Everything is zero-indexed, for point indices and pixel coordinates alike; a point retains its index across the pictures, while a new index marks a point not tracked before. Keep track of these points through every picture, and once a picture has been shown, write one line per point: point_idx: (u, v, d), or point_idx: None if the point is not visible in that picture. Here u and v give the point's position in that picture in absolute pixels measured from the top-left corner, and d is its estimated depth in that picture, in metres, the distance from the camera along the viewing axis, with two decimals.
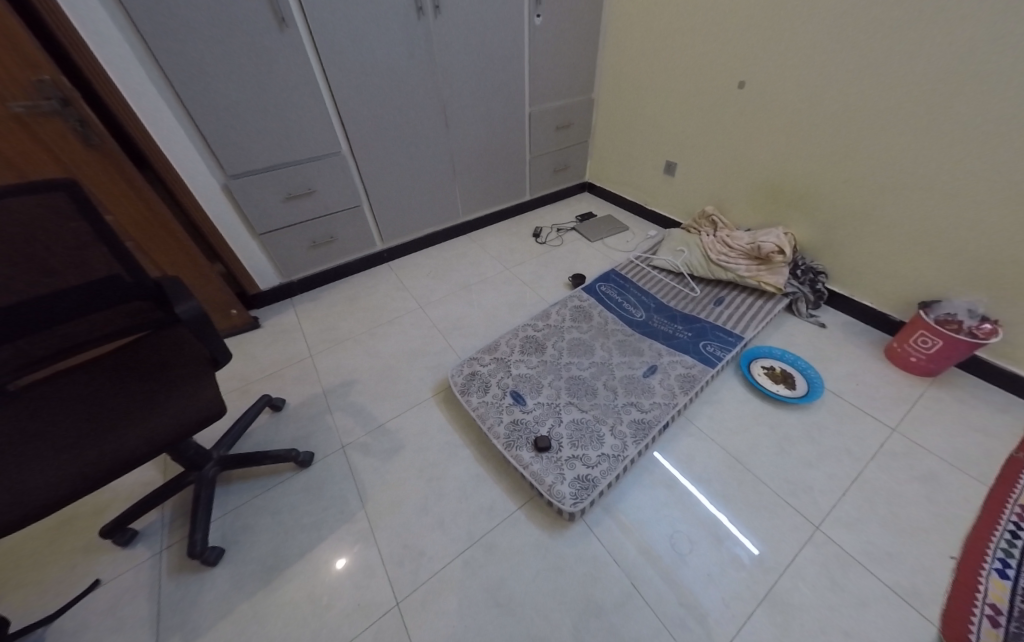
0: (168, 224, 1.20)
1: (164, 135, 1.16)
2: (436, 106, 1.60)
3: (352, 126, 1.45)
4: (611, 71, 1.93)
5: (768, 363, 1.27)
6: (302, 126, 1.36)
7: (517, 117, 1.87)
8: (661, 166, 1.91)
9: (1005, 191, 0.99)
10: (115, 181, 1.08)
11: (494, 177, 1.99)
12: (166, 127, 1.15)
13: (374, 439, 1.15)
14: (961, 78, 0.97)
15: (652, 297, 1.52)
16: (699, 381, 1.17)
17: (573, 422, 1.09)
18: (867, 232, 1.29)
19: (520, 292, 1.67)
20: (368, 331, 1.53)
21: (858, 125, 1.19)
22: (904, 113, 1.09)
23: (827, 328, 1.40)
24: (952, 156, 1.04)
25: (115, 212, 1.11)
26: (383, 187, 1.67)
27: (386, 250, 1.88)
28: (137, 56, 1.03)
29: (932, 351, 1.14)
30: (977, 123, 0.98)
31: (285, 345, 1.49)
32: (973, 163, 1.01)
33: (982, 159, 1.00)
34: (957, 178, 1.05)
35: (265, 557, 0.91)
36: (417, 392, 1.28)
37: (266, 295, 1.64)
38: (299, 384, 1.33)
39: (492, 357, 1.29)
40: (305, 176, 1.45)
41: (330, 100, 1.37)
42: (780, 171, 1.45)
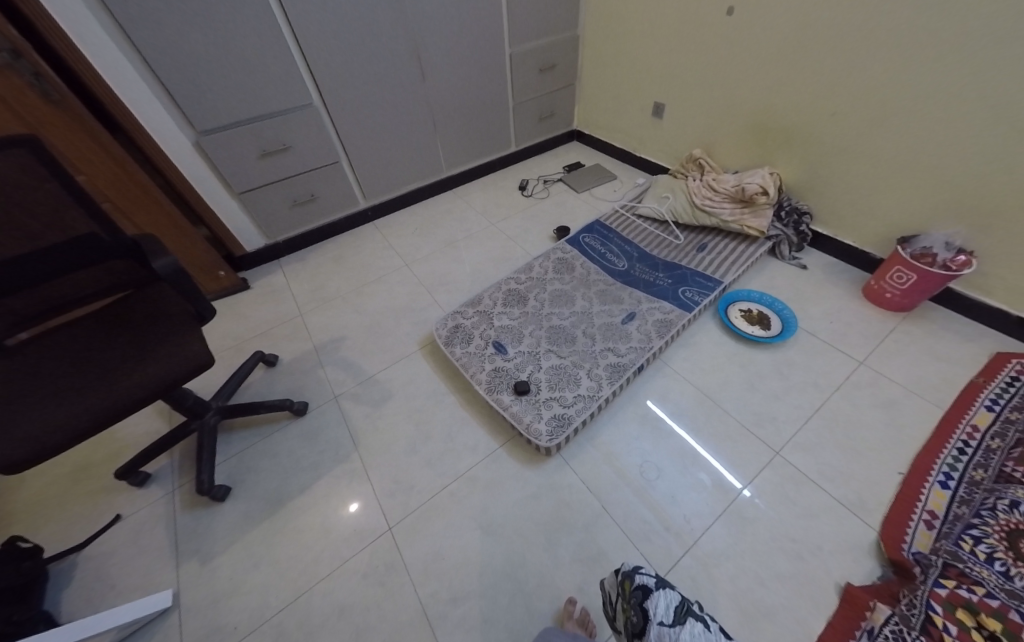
0: (145, 185, 1.19)
1: (125, 90, 1.12)
2: (409, 49, 1.51)
3: (321, 74, 1.38)
4: (597, 1, 1.78)
5: (745, 306, 1.29)
6: (267, 76, 1.29)
7: (497, 60, 1.77)
8: (650, 109, 1.82)
9: (996, 116, 0.94)
10: (83, 141, 1.06)
11: (477, 128, 1.92)
12: (125, 82, 1.11)
13: (364, 388, 1.22)
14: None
15: (636, 246, 1.51)
16: (675, 325, 1.20)
17: (551, 367, 1.13)
18: (854, 168, 1.25)
19: (505, 247, 1.66)
20: (355, 290, 1.55)
21: (850, 49, 1.12)
22: (897, 33, 1.02)
23: (807, 270, 1.41)
24: (944, 79, 0.99)
25: (89, 174, 1.10)
26: (361, 142, 1.62)
27: (369, 209, 1.85)
28: (87, 6, 0.97)
29: (906, 286, 1.15)
30: (972, 41, 0.92)
31: (276, 306, 1.52)
32: (966, 86, 0.96)
33: (975, 81, 0.94)
34: (948, 104, 1.00)
35: (269, 493, 1.00)
36: (404, 345, 1.32)
37: (253, 257, 1.65)
38: (291, 342, 1.38)
39: (475, 310, 1.31)
40: (277, 131, 1.41)
41: (294, 45, 1.29)
42: (770, 106, 1.39)
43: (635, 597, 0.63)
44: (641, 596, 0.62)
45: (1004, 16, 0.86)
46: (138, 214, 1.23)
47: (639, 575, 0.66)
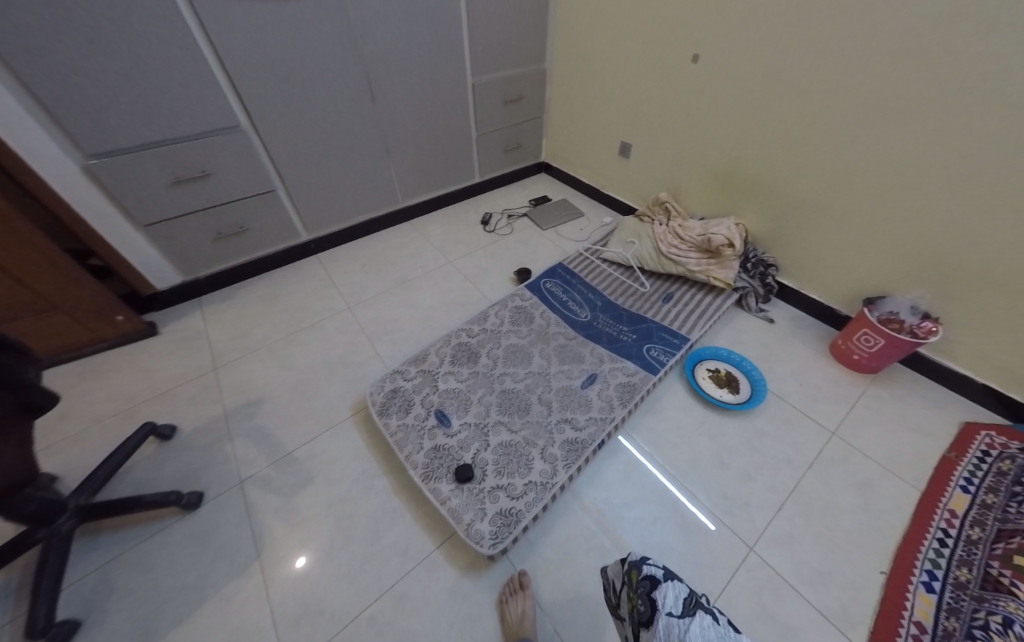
0: (21, 228, 0.98)
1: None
2: (358, 73, 1.37)
3: (250, 95, 1.21)
4: (563, 40, 1.74)
5: (712, 365, 1.21)
6: (181, 95, 1.11)
7: (458, 90, 1.66)
8: (617, 148, 1.77)
9: (969, 189, 0.90)
10: None
11: (437, 157, 1.79)
12: None
13: (277, 472, 1.02)
14: (929, 58, 0.86)
15: (599, 294, 1.42)
16: (638, 390, 1.09)
17: (501, 446, 0.98)
18: (822, 225, 1.22)
19: (461, 289, 1.52)
20: (284, 338, 1.34)
21: (818, 108, 1.08)
22: (865, 96, 0.99)
23: (776, 324, 1.35)
24: (912, 147, 0.95)
25: None
26: (301, 171, 1.45)
27: (313, 241, 1.66)
28: None
29: (874, 350, 1.10)
30: (943, 111, 0.88)
31: (185, 357, 1.29)
32: (936, 155, 0.92)
33: (945, 152, 0.91)
34: (918, 172, 0.97)
35: (133, 626, 0.78)
36: (333, 412, 1.14)
37: (166, 295, 1.41)
38: (196, 406, 1.16)
39: (418, 370, 1.15)
40: (194, 157, 1.21)
41: (215, 62, 1.12)
42: (735, 157, 1.35)
43: None
44: None
45: (975, 89, 0.83)
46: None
47: None
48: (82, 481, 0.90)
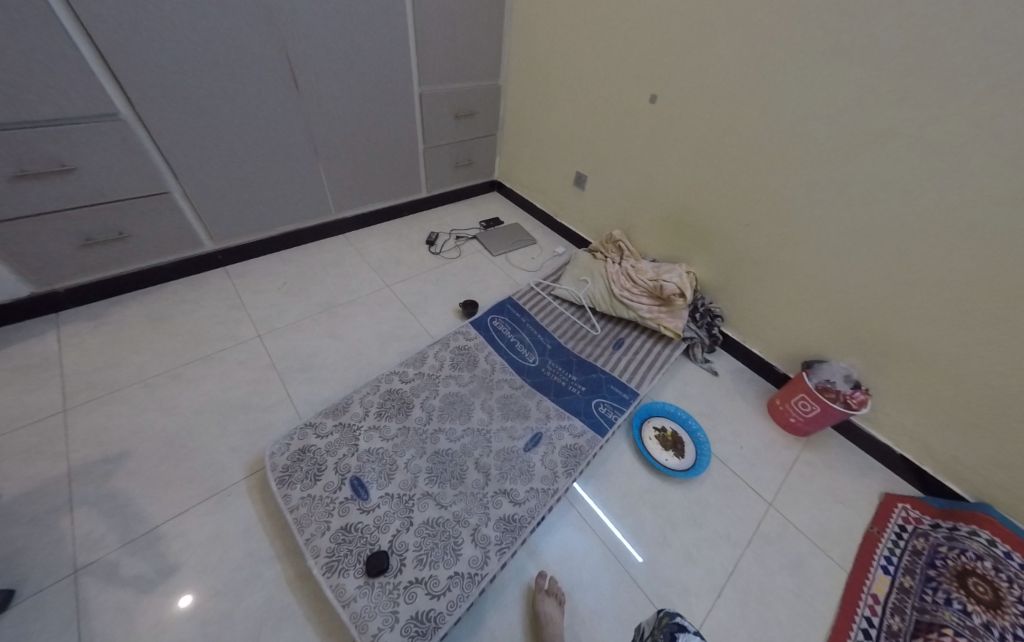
0: None
1: None
2: (280, 65, 1.17)
3: (132, 77, 0.97)
4: (519, 56, 1.64)
5: (658, 423, 1.17)
6: (23, 67, 0.85)
7: (404, 98, 1.51)
8: (573, 178, 1.70)
9: (920, 276, 0.90)
10: None
11: (379, 168, 1.63)
12: None
13: (129, 556, 0.78)
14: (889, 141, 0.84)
15: (549, 336, 1.33)
16: (584, 455, 1.00)
17: (425, 525, 0.84)
18: (777, 288, 1.19)
19: (398, 320, 1.37)
20: (166, 373, 1.12)
21: (779, 172, 1.06)
22: (824, 168, 0.97)
23: (720, 377, 1.34)
24: (868, 225, 0.94)
25: None
26: (204, 172, 1.22)
27: (220, 253, 1.43)
28: None
29: (810, 416, 1.11)
30: (897, 196, 0.87)
31: (23, 395, 1.01)
32: (891, 238, 0.91)
33: (899, 236, 0.90)
34: (872, 250, 0.95)
35: None
36: (221, 471, 0.93)
37: (5, 310, 1.12)
38: (26, 462, 0.89)
39: (335, 424, 0.99)
40: (46, 147, 0.95)
41: (85, 42, 0.89)
42: (688, 203, 1.32)
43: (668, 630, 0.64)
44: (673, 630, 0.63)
45: (932, 181, 0.81)
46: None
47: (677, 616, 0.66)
48: None
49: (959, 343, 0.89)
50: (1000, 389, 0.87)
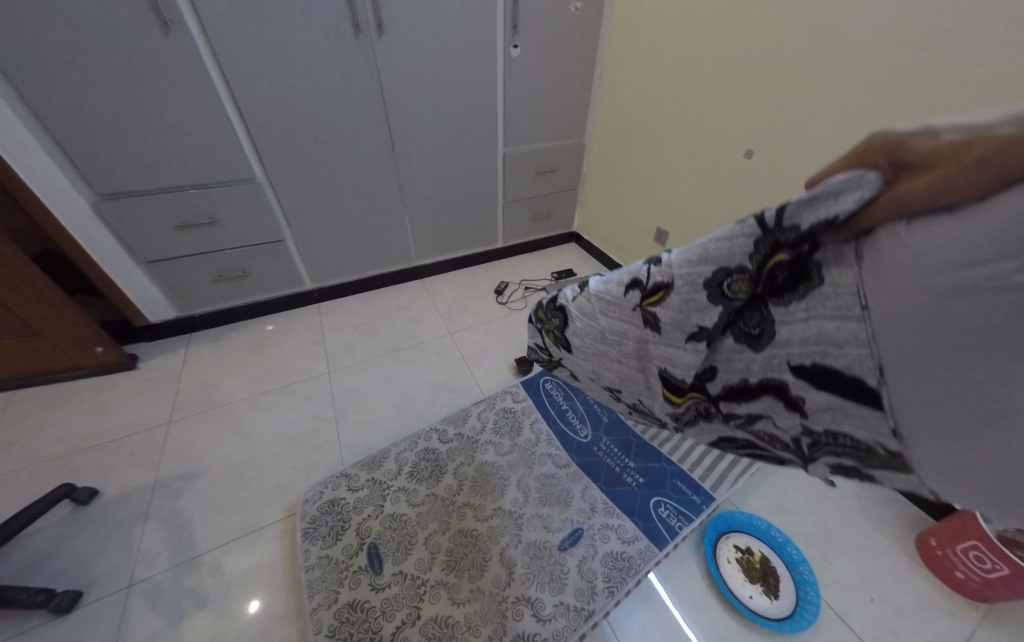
0: (25, 272, 1.00)
1: (9, 149, 0.94)
2: (383, 135, 1.34)
3: (267, 149, 1.20)
4: (605, 115, 1.66)
5: (741, 542, 0.95)
6: (196, 147, 1.11)
7: (488, 158, 1.60)
8: (652, 234, 1.60)
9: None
10: None
11: (459, 221, 1.72)
12: (9, 141, 0.93)
13: (172, 580, 0.88)
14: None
15: (607, 409, 1.25)
16: (632, 569, 0.88)
17: (433, 624, 0.81)
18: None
19: (453, 369, 1.41)
20: (249, 399, 1.26)
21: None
22: None
23: (839, 491, 1.04)
24: None
25: None
26: (313, 225, 1.42)
27: (316, 291, 1.61)
28: None
29: (991, 577, 0.77)
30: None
31: (147, 401, 1.22)
32: None
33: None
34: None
35: None
36: (263, 509, 1.02)
37: (158, 328, 1.39)
38: (132, 466, 1.06)
39: (368, 477, 1.06)
40: (202, 204, 1.20)
41: (237, 116, 1.12)
42: None
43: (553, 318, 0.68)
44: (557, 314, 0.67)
45: None
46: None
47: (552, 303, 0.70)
48: None
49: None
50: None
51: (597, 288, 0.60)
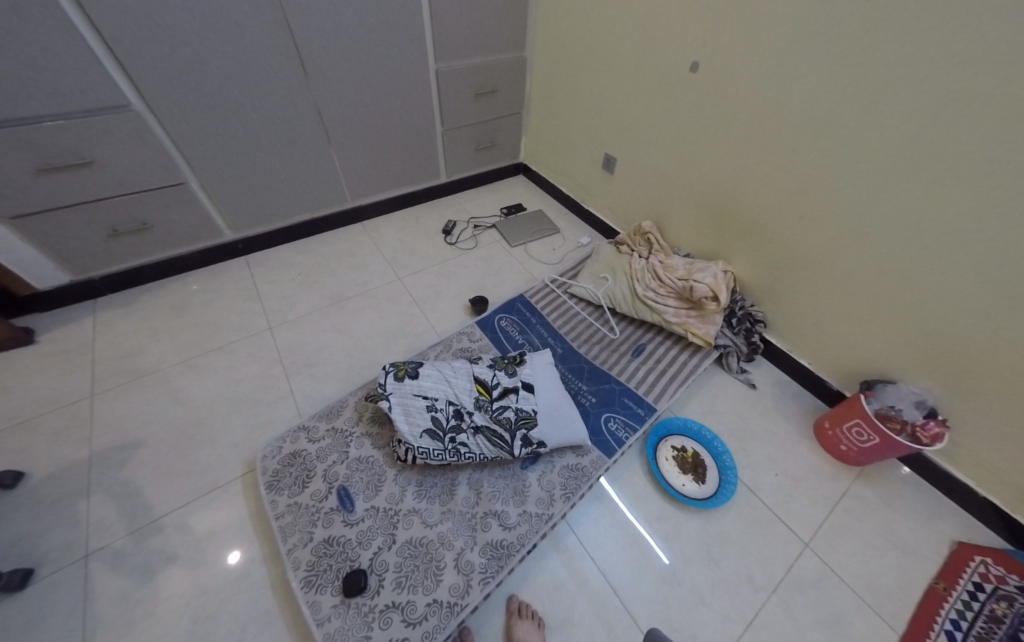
0: None
1: None
2: (287, 49, 1.13)
3: (139, 69, 0.97)
4: (546, 24, 1.49)
5: (677, 443, 1.09)
6: (40, 70, 0.87)
7: (419, 77, 1.42)
8: (601, 161, 1.56)
9: (878, 92, 0.77)
10: None
11: (396, 154, 1.57)
12: None
13: (133, 544, 0.87)
14: (884, 185, 0.83)
15: (560, 339, 1.30)
16: (586, 477, 0.99)
17: (408, 546, 0.87)
18: (723, 135, 1.11)
19: (406, 314, 1.38)
20: (184, 363, 1.17)
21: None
22: (891, 155, 0.79)
23: (757, 390, 1.20)
24: (960, 222, 0.74)
25: None
26: (221, 165, 1.23)
27: (240, 242, 1.45)
28: None
29: (866, 445, 0.95)
30: (918, 233, 0.81)
31: (59, 376, 1.10)
32: (996, 241, 0.71)
33: (867, 50, 0.76)
34: (833, 66, 0.82)
35: None
36: (221, 468, 1.00)
37: (50, 296, 1.21)
38: (60, 444, 0.98)
39: (327, 428, 1.06)
40: (67, 142, 0.98)
41: (85, 23, 0.86)
42: (728, 191, 1.17)
43: (409, 369, 1.06)
44: (413, 371, 1.06)
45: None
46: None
47: (407, 379, 1.04)
48: None
49: (920, 211, 0.79)
50: (946, 238, 0.77)
51: (402, 398, 1.00)
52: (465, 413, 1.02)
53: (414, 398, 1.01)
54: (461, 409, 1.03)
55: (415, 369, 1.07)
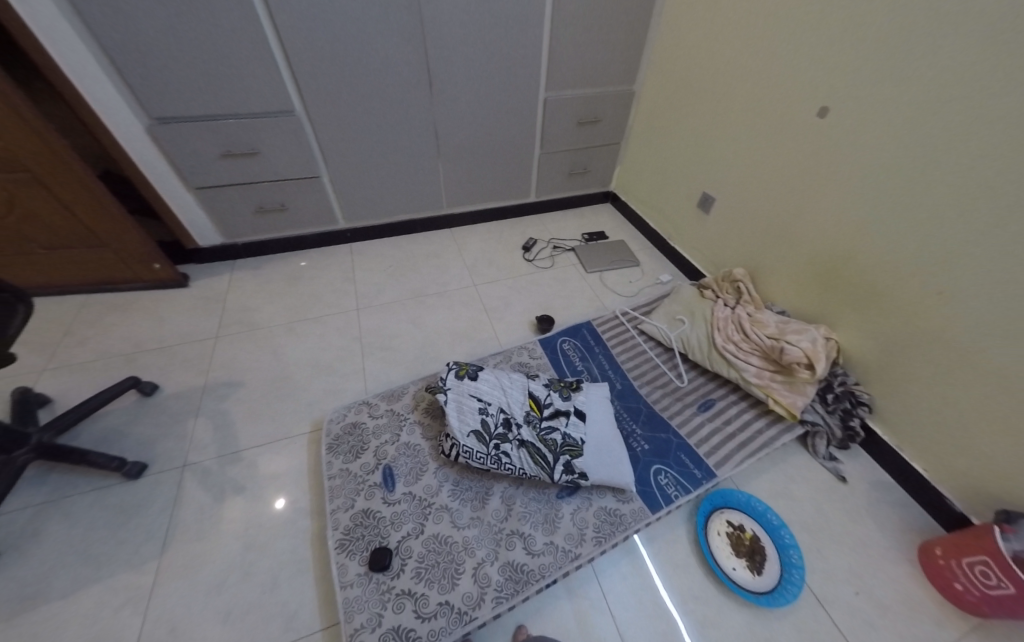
0: (95, 189, 1.12)
1: (78, 73, 1.00)
2: (420, 73, 1.28)
3: (306, 83, 1.19)
4: (662, 61, 1.49)
5: (735, 519, 0.96)
6: (239, 79, 1.12)
7: (528, 103, 1.51)
8: (697, 200, 1.50)
9: None
10: (13, 123, 0.96)
11: (495, 170, 1.68)
12: (77, 65, 0.99)
13: (217, 467, 1.03)
14: None
15: (621, 374, 1.25)
16: (623, 525, 0.92)
17: (433, 540, 0.90)
18: (847, 189, 0.99)
19: (474, 319, 1.45)
20: (286, 325, 1.37)
21: (900, 28, 0.80)
22: None
23: (847, 486, 1.02)
24: None
25: (17, 153, 1.01)
26: (350, 165, 1.43)
27: (349, 230, 1.66)
28: None
29: (991, 593, 0.74)
30: None
31: (198, 316, 1.36)
32: None
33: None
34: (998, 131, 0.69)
35: (28, 584, 0.82)
36: (293, 421, 1.14)
37: (207, 251, 1.51)
38: (187, 370, 1.21)
39: (387, 408, 1.14)
40: (245, 135, 1.23)
41: (276, 43, 1.10)
42: (845, 250, 1.03)
43: (468, 371, 1.10)
44: (473, 373, 1.11)
45: None
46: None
47: (467, 379, 1.09)
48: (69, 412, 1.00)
49: None
50: None
51: (460, 393, 1.05)
52: (514, 425, 1.03)
53: (469, 397, 1.05)
54: (510, 419, 1.04)
55: (474, 371, 1.11)
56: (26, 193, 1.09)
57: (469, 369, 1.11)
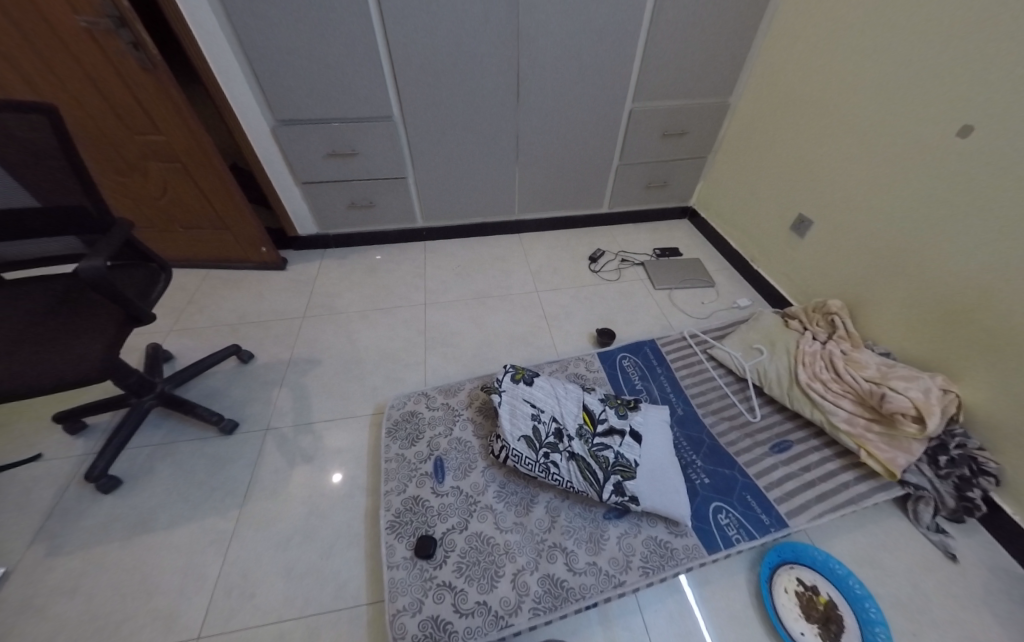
0: (224, 178, 1.29)
1: (228, 81, 1.18)
2: (510, 84, 1.33)
3: (406, 92, 1.28)
4: (765, 73, 1.40)
5: (807, 579, 0.86)
6: (351, 89, 1.24)
7: (611, 114, 1.50)
8: (791, 222, 1.38)
9: None
10: (174, 120, 1.15)
11: (569, 179, 1.68)
12: (228, 75, 1.17)
13: (294, 434, 1.13)
14: None
15: (682, 399, 1.18)
16: (674, 560, 0.86)
17: (476, 538, 0.91)
18: (990, 221, 0.85)
19: (534, 325, 1.45)
20: (361, 312, 1.48)
21: None
22: None
23: (959, 567, 0.87)
24: None
25: (173, 145, 1.20)
26: (433, 168, 1.52)
27: (424, 229, 1.76)
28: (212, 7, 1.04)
29: None
30: None
31: (289, 296, 1.52)
32: None
33: None
34: None
35: (142, 509, 0.97)
36: (361, 403, 1.22)
37: (302, 240, 1.68)
38: (277, 344, 1.35)
39: (443, 402, 1.18)
40: (348, 138, 1.36)
41: (387, 56, 1.20)
42: (979, 293, 0.89)
43: (524, 376, 1.11)
44: (529, 377, 1.11)
45: None
46: (133, 207, 1.36)
47: (522, 383, 1.10)
48: (187, 369, 1.16)
49: None
50: None
51: (512, 396, 1.06)
52: (565, 436, 1.01)
53: (521, 401, 1.06)
54: (562, 429, 1.03)
55: (530, 376, 1.12)
56: (175, 179, 1.29)
57: (525, 374, 1.12)
